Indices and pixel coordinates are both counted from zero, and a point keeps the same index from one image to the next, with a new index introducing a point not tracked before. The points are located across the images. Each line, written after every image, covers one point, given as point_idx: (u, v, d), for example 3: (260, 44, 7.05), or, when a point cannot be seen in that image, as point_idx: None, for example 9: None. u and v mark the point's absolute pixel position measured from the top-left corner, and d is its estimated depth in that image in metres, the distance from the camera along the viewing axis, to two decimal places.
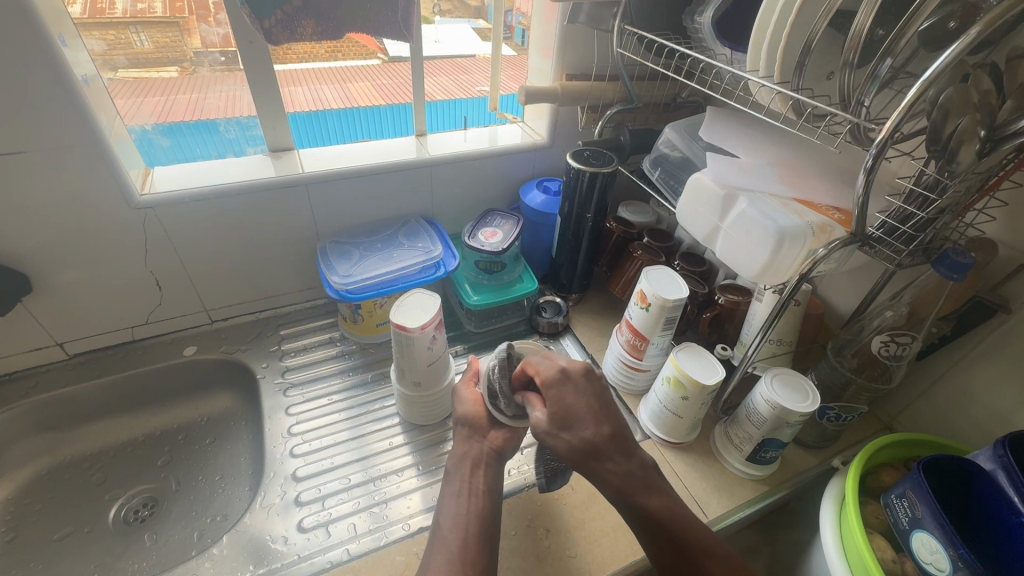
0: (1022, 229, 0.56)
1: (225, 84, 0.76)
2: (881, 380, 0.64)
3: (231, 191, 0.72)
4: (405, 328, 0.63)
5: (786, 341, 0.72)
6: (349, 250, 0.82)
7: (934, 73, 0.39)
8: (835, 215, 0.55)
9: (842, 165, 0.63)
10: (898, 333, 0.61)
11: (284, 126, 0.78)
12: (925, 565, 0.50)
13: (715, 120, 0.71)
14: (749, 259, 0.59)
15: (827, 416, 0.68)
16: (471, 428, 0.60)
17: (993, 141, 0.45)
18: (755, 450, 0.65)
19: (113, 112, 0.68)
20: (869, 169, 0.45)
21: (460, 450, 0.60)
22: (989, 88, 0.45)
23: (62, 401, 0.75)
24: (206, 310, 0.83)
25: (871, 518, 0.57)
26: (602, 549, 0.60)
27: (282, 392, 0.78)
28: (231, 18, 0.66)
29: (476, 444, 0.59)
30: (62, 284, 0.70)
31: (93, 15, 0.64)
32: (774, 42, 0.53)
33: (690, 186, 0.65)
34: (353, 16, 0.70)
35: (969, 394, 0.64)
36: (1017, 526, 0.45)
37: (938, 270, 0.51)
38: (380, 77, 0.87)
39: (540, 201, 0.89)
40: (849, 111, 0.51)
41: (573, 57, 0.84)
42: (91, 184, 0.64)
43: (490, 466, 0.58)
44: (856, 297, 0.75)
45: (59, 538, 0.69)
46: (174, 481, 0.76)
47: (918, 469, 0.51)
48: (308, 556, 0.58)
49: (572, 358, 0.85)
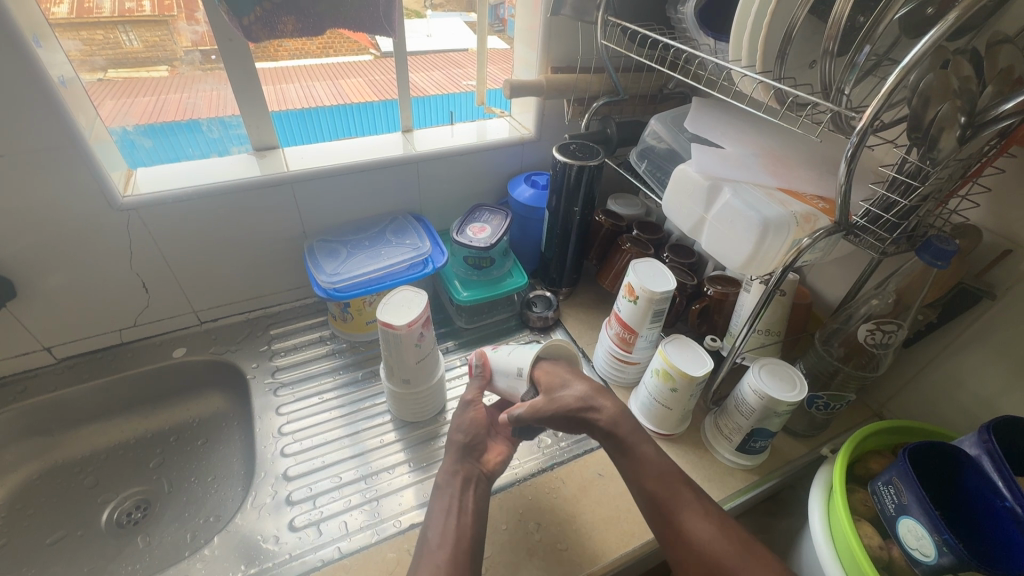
0: (1006, 214, 0.56)
1: (205, 83, 0.74)
2: (868, 368, 0.64)
3: (215, 191, 0.71)
4: (392, 325, 0.63)
5: (774, 331, 0.73)
6: (336, 248, 0.82)
7: (914, 60, 0.39)
8: (820, 203, 0.55)
9: (827, 154, 0.63)
10: (884, 322, 0.61)
11: (267, 124, 0.77)
12: (912, 551, 0.50)
13: (701, 111, 0.71)
14: (735, 251, 0.59)
15: (816, 405, 0.68)
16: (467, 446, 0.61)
17: (974, 127, 0.45)
18: (745, 441, 0.66)
19: (92, 114, 0.67)
20: (850, 157, 0.44)
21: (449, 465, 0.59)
22: (969, 74, 0.44)
23: (52, 405, 0.75)
24: (194, 311, 0.83)
25: (859, 506, 0.57)
26: (593, 541, 0.60)
27: (272, 392, 0.78)
28: (210, 17, 0.65)
29: (468, 465, 0.60)
30: (48, 289, 0.70)
31: (81, 15, 0.63)
32: (756, 31, 0.52)
33: (675, 178, 0.64)
34: (335, 12, 0.69)
35: (955, 380, 0.64)
36: (1003, 510, 0.45)
37: (922, 258, 0.51)
38: (372, 73, 0.87)
39: (528, 195, 0.89)
40: (831, 99, 0.51)
41: (559, 49, 0.84)
42: (74, 188, 0.64)
43: (480, 486, 0.59)
44: (843, 286, 0.75)
45: (52, 542, 0.69)
46: (166, 483, 0.77)
47: (904, 456, 0.52)
48: (300, 555, 0.59)
49: None
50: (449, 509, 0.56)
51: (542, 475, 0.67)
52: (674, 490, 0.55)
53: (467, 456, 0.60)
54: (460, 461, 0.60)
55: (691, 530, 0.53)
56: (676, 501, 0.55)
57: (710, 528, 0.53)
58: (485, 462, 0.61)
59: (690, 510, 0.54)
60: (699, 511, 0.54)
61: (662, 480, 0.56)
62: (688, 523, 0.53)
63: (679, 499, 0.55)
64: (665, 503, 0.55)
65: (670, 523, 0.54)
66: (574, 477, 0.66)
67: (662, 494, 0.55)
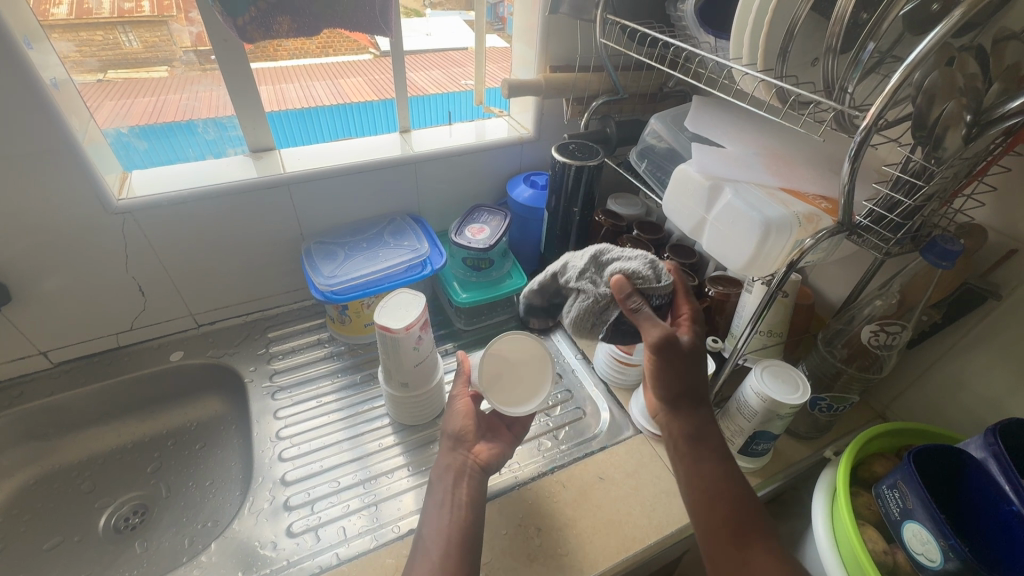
0: (1012, 213, 0.55)
1: (200, 84, 0.74)
2: (872, 369, 0.64)
3: (211, 193, 0.71)
4: (389, 328, 0.62)
5: (777, 332, 0.72)
6: (334, 250, 0.81)
7: (919, 57, 0.38)
8: (822, 204, 0.54)
9: (829, 154, 0.62)
10: (888, 322, 0.60)
11: (263, 125, 0.77)
12: (916, 556, 0.49)
13: (701, 110, 0.70)
14: (737, 252, 0.58)
15: (818, 407, 0.67)
16: (454, 440, 0.60)
17: (980, 125, 0.44)
18: (747, 443, 0.65)
19: (86, 116, 0.66)
20: (854, 156, 0.44)
21: (444, 462, 0.59)
22: (974, 71, 0.44)
23: (50, 410, 0.75)
24: (191, 314, 0.82)
25: (863, 509, 0.57)
26: (594, 546, 0.59)
27: (270, 395, 0.77)
28: (204, 17, 0.65)
29: (459, 456, 0.58)
30: (43, 293, 0.69)
31: (80, 16, 0.63)
32: (757, 27, 0.51)
33: (675, 178, 0.64)
34: (330, 12, 0.68)
35: (960, 382, 0.63)
36: (1010, 516, 0.44)
37: (926, 258, 0.50)
38: (372, 72, 0.87)
39: (528, 195, 0.88)
40: (833, 98, 0.50)
41: (557, 48, 0.83)
42: (67, 191, 0.63)
43: (472, 477, 0.57)
44: (846, 286, 0.74)
45: (49, 548, 0.68)
46: (164, 487, 0.76)
47: (908, 460, 0.51)
48: (298, 561, 0.58)
49: (563, 354, 0.86)
50: (442, 505, 0.55)
51: (542, 478, 0.66)
52: (751, 518, 0.52)
53: (457, 448, 0.59)
54: (450, 454, 0.59)
55: (756, 561, 0.49)
56: (751, 529, 0.51)
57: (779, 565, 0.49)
58: (476, 453, 0.59)
59: (765, 543, 0.50)
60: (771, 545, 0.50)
61: (738, 502, 0.52)
62: (755, 553, 0.49)
63: (755, 527, 0.51)
64: (738, 521, 0.51)
65: (733, 547, 0.50)
66: (574, 480, 0.66)
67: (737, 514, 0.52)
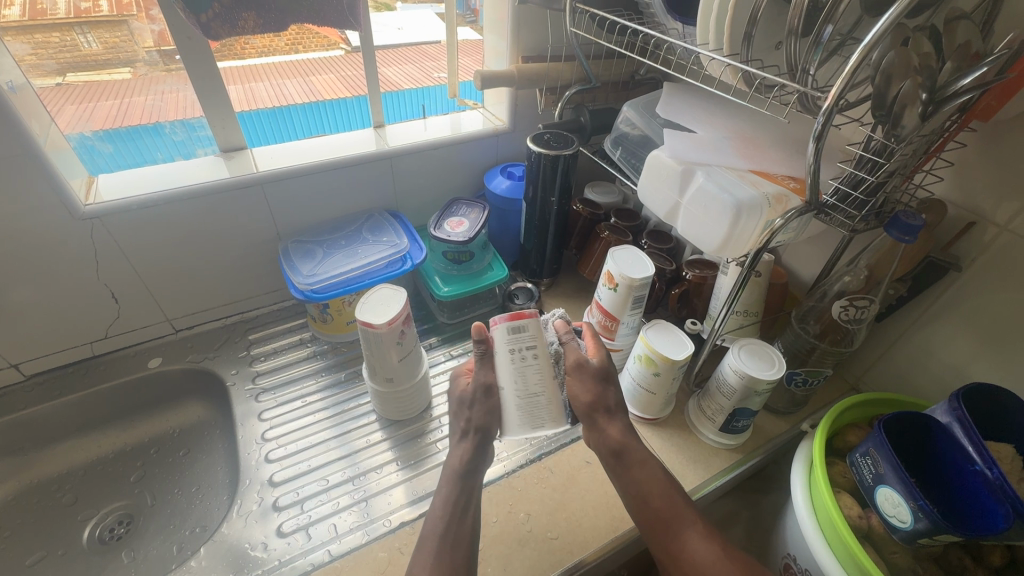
0: (969, 187, 0.57)
1: (165, 84, 0.72)
2: (844, 343, 0.66)
3: (183, 195, 0.69)
4: (371, 325, 0.62)
5: (752, 312, 0.74)
6: (312, 249, 0.80)
7: (875, 38, 0.39)
8: (790, 184, 0.56)
9: (796, 135, 0.64)
10: (856, 298, 0.61)
11: (233, 125, 0.75)
12: (889, 518, 0.52)
13: (671, 97, 0.72)
14: (709, 234, 0.59)
15: (794, 381, 0.69)
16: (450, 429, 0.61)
17: (935, 103, 0.45)
18: (727, 421, 0.67)
19: (46, 120, 0.64)
20: (817, 136, 0.45)
21: None
22: (928, 50, 0.45)
23: (24, 424, 0.73)
24: (168, 320, 0.81)
25: (839, 478, 0.59)
26: (584, 528, 0.60)
27: (253, 398, 0.76)
28: (166, 15, 0.63)
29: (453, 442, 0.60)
30: (12, 305, 0.67)
31: (33, 17, 0.61)
32: (722, 14, 0.53)
33: (648, 164, 0.65)
34: (297, 6, 0.67)
35: (925, 352, 0.66)
36: (974, 474, 0.46)
37: (890, 233, 0.52)
38: (344, 68, 0.85)
39: (505, 186, 0.88)
40: (797, 80, 0.51)
41: (528, 38, 0.83)
42: (32, 199, 0.61)
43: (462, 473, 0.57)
44: (818, 264, 0.77)
45: (31, 564, 0.67)
46: (149, 496, 0.75)
47: (879, 428, 0.53)
48: (290, 560, 0.58)
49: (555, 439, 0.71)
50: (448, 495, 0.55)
51: (531, 465, 0.67)
52: (677, 509, 0.54)
53: None
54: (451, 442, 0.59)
55: (691, 548, 0.52)
56: (677, 521, 0.53)
57: (712, 552, 0.51)
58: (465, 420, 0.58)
59: (693, 530, 0.53)
60: (699, 529, 0.53)
61: (666, 498, 0.54)
62: (690, 543, 0.52)
63: (682, 518, 0.53)
64: (667, 516, 0.53)
65: (669, 542, 0.53)
66: (562, 466, 0.67)
67: (664, 510, 0.54)
